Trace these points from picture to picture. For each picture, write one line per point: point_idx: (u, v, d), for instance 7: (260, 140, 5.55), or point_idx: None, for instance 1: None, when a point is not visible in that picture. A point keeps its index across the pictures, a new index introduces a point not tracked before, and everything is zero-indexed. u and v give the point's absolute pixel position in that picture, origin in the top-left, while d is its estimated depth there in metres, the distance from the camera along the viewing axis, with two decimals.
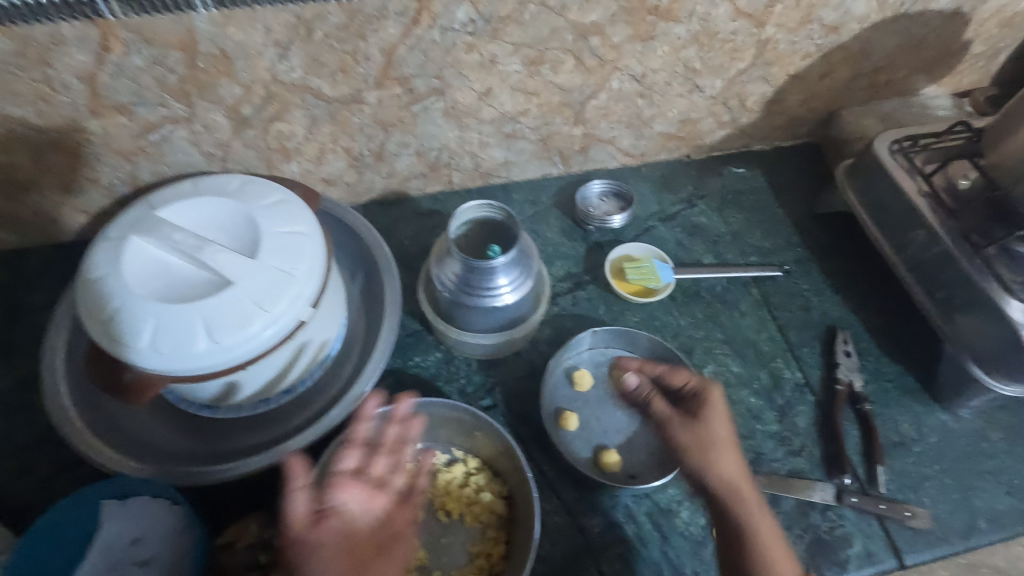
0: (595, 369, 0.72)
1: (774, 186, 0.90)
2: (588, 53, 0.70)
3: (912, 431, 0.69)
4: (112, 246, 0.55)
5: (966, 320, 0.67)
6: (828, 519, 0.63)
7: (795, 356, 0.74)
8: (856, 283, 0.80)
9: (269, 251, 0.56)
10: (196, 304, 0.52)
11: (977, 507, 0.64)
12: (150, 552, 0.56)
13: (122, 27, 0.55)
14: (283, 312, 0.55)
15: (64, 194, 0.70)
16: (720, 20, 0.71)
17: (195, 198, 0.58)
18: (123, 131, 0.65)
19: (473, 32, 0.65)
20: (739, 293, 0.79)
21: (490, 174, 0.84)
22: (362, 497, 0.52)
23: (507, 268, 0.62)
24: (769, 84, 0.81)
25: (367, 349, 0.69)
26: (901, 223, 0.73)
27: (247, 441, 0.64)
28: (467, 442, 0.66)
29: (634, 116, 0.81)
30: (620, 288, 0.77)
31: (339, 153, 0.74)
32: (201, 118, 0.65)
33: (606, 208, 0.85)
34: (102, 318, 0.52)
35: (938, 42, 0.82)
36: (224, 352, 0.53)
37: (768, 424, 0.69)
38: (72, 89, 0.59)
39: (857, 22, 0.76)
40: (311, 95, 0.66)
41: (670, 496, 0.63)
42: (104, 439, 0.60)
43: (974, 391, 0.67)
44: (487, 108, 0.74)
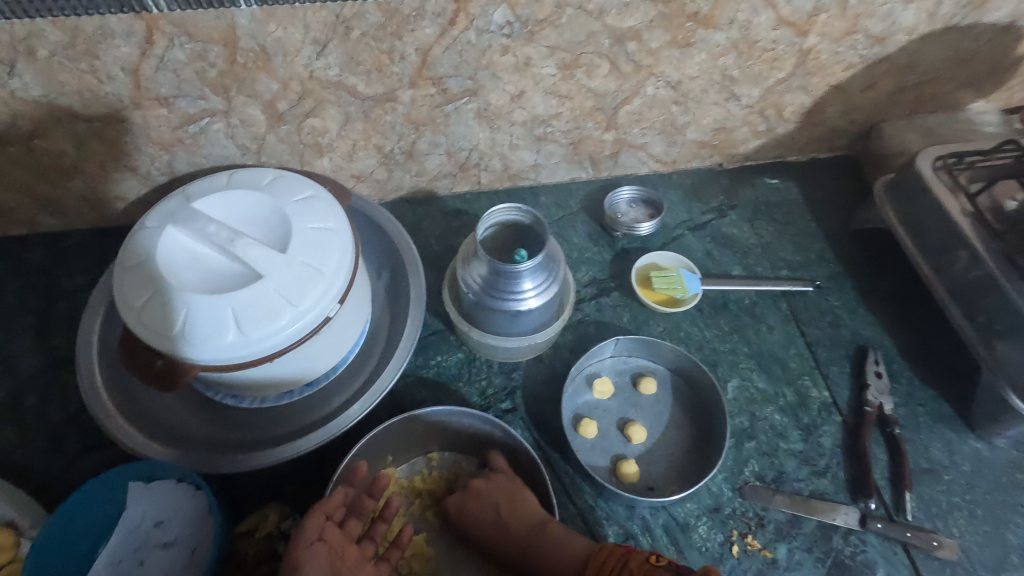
0: (616, 378, 0.71)
1: (808, 198, 0.88)
2: (624, 58, 0.70)
3: (942, 458, 0.67)
4: (148, 235, 0.56)
5: (1006, 348, 0.64)
6: (851, 544, 0.61)
7: (823, 375, 0.72)
8: (890, 302, 0.78)
9: (299, 246, 0.56)
10: (226, 295, 0.53)
11: (1008, 541, 0.62)
12: (172, 535, 0.57)
13: (166, 21, 0.57)
14: (310, 307, 0.55)
15: (103, 180, 0.72)
16: (761, 29, 0.69)
17: (229, 191, 0.59)
18: (163, 123, 0.66)
19: (509, 34, 0.64)
20: (767, 307, 0.77)
21: (518, 176, 0.84)
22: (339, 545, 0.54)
23: (533, 272, 0.62)
24: (809, 95, 0.80)
25: (390, 346, 0.70)
26: (942, 243, 0.71)
27: (269, 432, 0.65)
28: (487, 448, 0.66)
29: (667, 123, 0.79)
30: (646, 296, 0.76)
31: (371, 150, 0.75)
32: (238, 112, 0.67)
33: (635, 214, 0.84)
34: (136, 305, 0.54)
35: (989, 56, 0.79)
36: (251, 344, 0.53)
37: (791, 443, 0.67)
38: (116, 80, 0.61)
39: (904, 33, 0.73)
40: (346, 92, 0.67)
41: (688, 511, 0.63)
42: (132, 422, 0.61)
43: (1011, 420, 0.65)
44: (519, 110, 0.73)
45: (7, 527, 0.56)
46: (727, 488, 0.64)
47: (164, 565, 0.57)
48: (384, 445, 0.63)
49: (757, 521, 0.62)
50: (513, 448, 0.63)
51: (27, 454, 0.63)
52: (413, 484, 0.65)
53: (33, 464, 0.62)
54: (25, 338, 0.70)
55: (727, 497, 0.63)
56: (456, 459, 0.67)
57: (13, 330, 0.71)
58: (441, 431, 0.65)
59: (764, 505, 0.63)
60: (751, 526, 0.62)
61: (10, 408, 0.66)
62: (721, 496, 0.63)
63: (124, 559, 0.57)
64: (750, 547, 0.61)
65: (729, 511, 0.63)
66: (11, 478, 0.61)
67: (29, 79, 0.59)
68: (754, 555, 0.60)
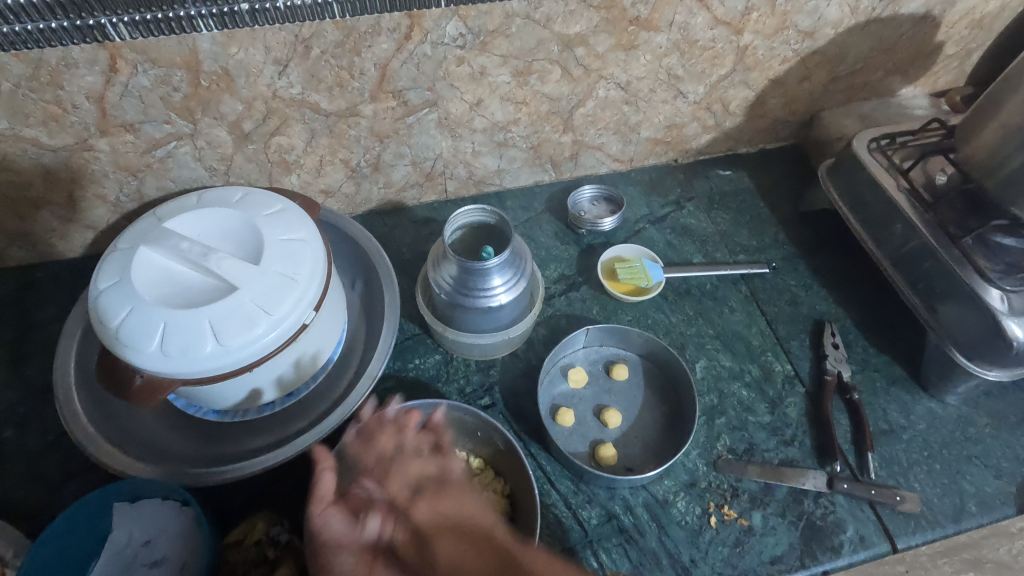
0: (589, 367, 0.74)
1: (760, 186, 0.93)
2: (573, 63, 0.73)
3: (900, 419, 0.71)
4: (121, 256, 0.58)
5: (947, 310, 0.69)
6: (821, 505, 0.64)
7: (785, 350, 0.76)
8: (842, 277, 0.82)
9: (272, 257, 0.58)
10: (202, 308, 0.54)
11: (965, 491, 0.66)
12: (161, 552, 0.57)
13: (129, 49, 0.59)
14: (287, 314, 0.57)
15: (72, 210, 0.72)
16: (699, 29, 0.74)
17: (200, 210, 0.61)
18: (130, 148, 0.67)
19: (463, 45, 0.68)
20: (728, 290, 0.81)
21: (483, 182, 0.87)
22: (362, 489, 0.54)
23: (501, 268, 0.65)
24: (751, 89, 0.85)
25: (368, 352, 0.71)
26: (881, 218, 0.76)
27: (253, 443, 0.65)
28: (470, 444, 0.67)
29: (621, 122, 0.83)
30: (613, 288, 0.79)
31: (338, 165, 0.77)
32: (204, 133, 0.68)
33: (597, 212, 0.88)
34: (113, 325, 0.55)
35: (912, 44, 0.85)
36: (230, 354, 0.55)
37: (759, 415, 0.70)
38: (82, 109, 0.62)
39: (831, 27, 0.79)
40: (309, 110, 0.69)
41: (666, 487, 0.65)
42: (113, 442, 0.61)
43: (959, 377, 0.69)
44: (479, 118, 0.76)
45: None
46: (701, 463, 0.67)
47: None
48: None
49: (732, 491, 0.65)
50: (493, 441, 0.65)
51: (7, 485, 0.63)
52: None
53: (14, 496, 0.62)
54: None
55: (702, 471, 0.66)
56: None
57: None
58: None
59: (737, 476, 0.66)
60: (726, 496, 0.65)
61: None
62: (696, 471, 0.66)
63: None
64: (727, 517, 0.63)
65: (704, 484, 0.65)
66: None
67: None
68: (731, 524, 0.63)
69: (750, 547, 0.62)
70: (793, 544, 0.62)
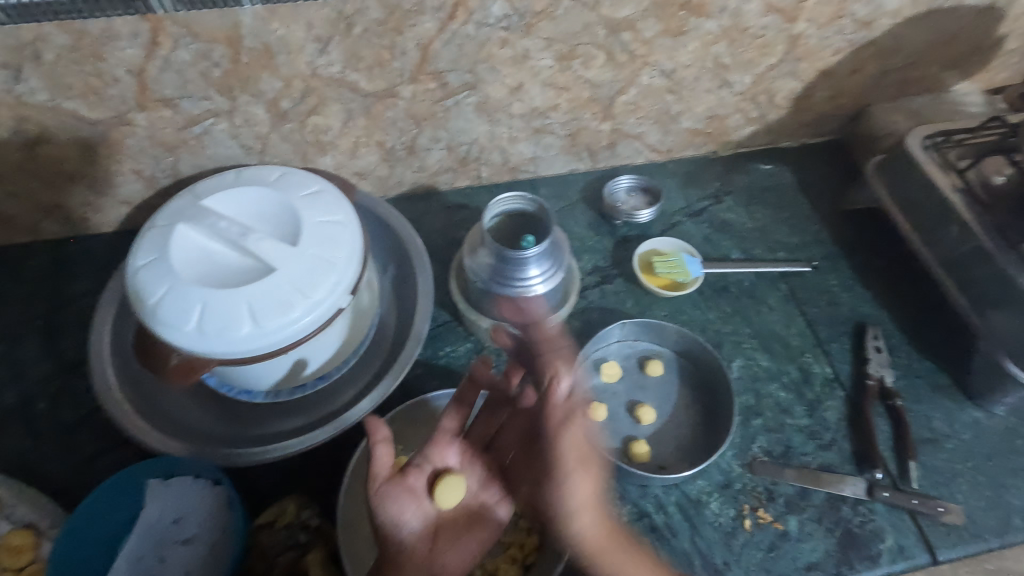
0: (623, 362, 0.72)
1: (801, 182, 0.90)
2: (618, 48, 0.71)
3: (944, 427, 0.68)
4: (159, 233, 0.57)
5: (999, 317, 0.66)
6: (859, 513, 0.63)
7: (824, 352, 0.74)
8: (886, 279, 0.80)
9: (309, 239, 0.57)
10: (239, 288, 0.54)
11: (1011, 504, 0.64)
12: (192, 530, 0.57)
13: (171, 22, 0.57)
14: (323, 298, 0.56)
15: (107, 185, 0.72)
16: (751, 16, 0.71)
17: (238, 188, 0.60)
18: (167, 124, 0.67)
19: (507, 27, 0.66)
20: (766, 288, 0.79)
21: (517, 169, 0.85)
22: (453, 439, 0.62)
23: (539, 259, 0.63)
24: (799, 80, 0.82)
25: (400, 338, 0.70)
26: (934, 218, 0.72)
27: (284, 425, 0.65)
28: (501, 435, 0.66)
29: (662, 111, 0.81)
30: (649, 281, 0.77)
31: (372, 147, 0.76)
32: (241, 111, 0.67)
33: (633, 203, 0.86)
34: (150, 302, 0.54)
35: (971, 37, 0.82)
36: (266, 336, 0.54)
37: (796, 418, 0.69)
38: (121, 83, 0.62)
39: (889, 17, 0.76)
40: (347, 89, 0.68)
41: (699, 488, 0.64)
42: (146, 419, 0.61)
43: (1009, 388, 0.67)
44: (518, 103, 0.75)
45: (27, 530, 0.56)
46: (736, 464, 0.65)
47: (185, 560, 0.57)
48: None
49: (767, 495, 0.63)
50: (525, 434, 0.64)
51: (41, 456, 0.63)
52: None
53: (49, 468, 0.62)
54: (33, 344, 0.71)
55: (737, 473, 0.65)
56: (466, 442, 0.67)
57: (21, 337, 0.71)
58: None
59: (773, 479, 0.64)
60: (761, 500, 0.63)
61: (21, 412, 0.66)
62: (731, 472, 0.65)
63: (144, 556, 0.57)
64: (762, 520, 0.62)
65: (739, 486, 0.64)
66: (27, 480, 0.62)
67: (33, 84, 0.60)
68: (766, 528, 0.61)
69: (785, 552, 0.60)
70: (829, 551, 0.61)
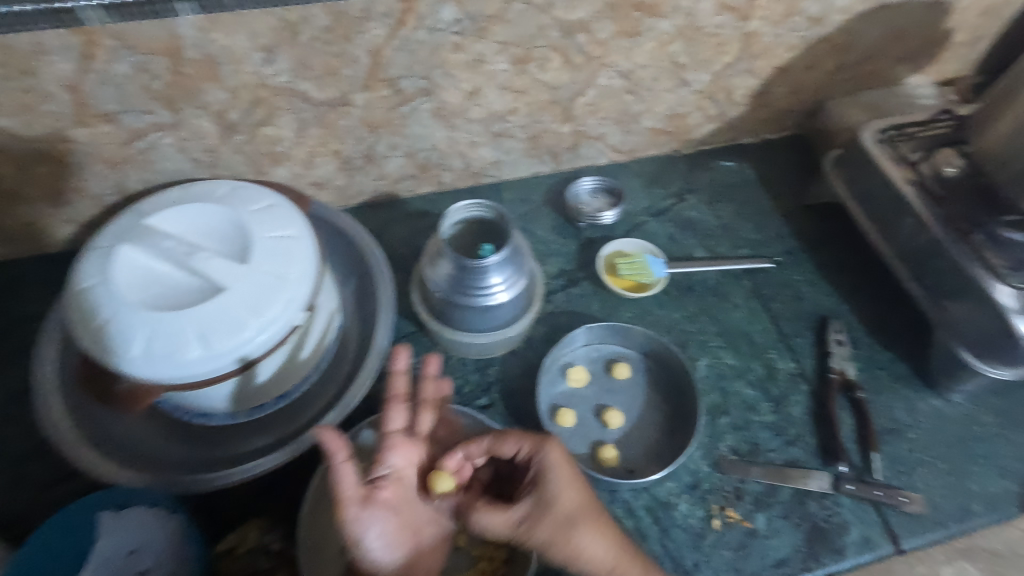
0: (590, 366, 0.72)
1: (763, 178, 0.90)
2: (574, 50, 0.71)
3: (906, 417, 0.70)
4: (100, 255, 0.55)
5: (955, 307, 0.67)
6: (825, 507, 0.63)
7: (789, 347, 0.74)
8: (847, 272, 0.81)
9: (260, 256, 0.56)
10: (186, 310, 0.52)
11: (971, 491, 0.65)
12: (148, 562, 0.55)
13: (105, 34, 0.55)
14: (276, 316, 0.54)
15: (50, 204, 0.69)
16: (705, 15, 0.71)
17: (184, 205, 0.58)
18: (110, 140, 0.64)
19: (459, 31, 0.65)
20: (731, 285, 0.79)
21: (480, 174, 0.84)
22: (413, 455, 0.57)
23: (500, 266, 0.62)
24: (756, 77, 0.82)
25: (363, 351, 0.69)
26: (891, 211, 0.73)
27: (245, 447, 0.63)
28: None
29: (622, 112, 0.81)
30: (614, 284, 0.77)
31: (329, 156, 0.74)
32: (188, 124, 0.65)
33: (597, 204, 0.85)
34: (93, 328, 0.52)
35: (921, 31, 0.83)
36: (217, 358, 0.52)
37: (763, 415, 0.69)
38: (56, 98, 0.59)
39: (840, 13, 0.76)
40: (298, 99, 0.66)
41: (668, 490, 0.64)
42: (97, 447, 0.59)
43: (966, 376, 0.68)
44: (475, 107, 0.74)
45: None
46: (704, 464, 0.65)
47: None
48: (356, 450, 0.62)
49: (735, 493, 0.64)
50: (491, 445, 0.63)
51: None
52: None
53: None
54: None
55: (705, 473, 0.65)
56: None
57: None
58: None
59: (741, 478, 0.64)
60: (729, 498, 0.63)
61: None
62: (699, 473, 0.65)
63: None
64: (730, 520, 0.62)
65: (707, 486, 0.64)
66: None
67: None
68: (734, 527, 0.62)
69: (754, 550, 0.61)
70: (797, 547, 0.61)
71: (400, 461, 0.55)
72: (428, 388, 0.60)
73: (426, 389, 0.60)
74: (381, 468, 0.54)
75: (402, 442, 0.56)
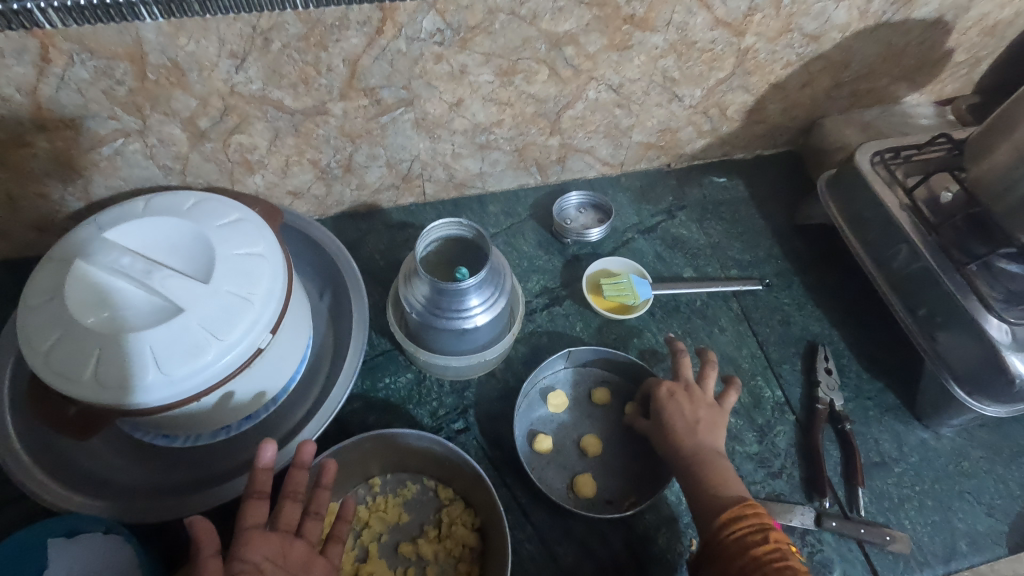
0: (571, 390, 0.70)
1: (755, 195, 0.88)
2: (562, 63, 0.68)
3: (893, 451, 0.68)
4: (53, 270, 0.52)
5: (947, 339, 0.66)
6: (808, 544, 0.61)
7: (775, 374, 0.72)
8: (838, 297, 0.79)
9: (223, 275, 0.53)
10: (141, 333, 0.49)
11: (957, 529, 0.63)
12: None
13: (62, 38, 0.52)
14: (238, 340, 0.52)
15: (11, 209, 0.66)
16: (698, 30, 0.69)
17: (145, 218, 0.55)
18: (72, 145, 0.61)
19: (441, 42, 0.62)
20: (718, 307, 0.77)
21: (464, 185, 0.81)
22: (276, 549, 0.48)
23: (477, 289, 0.60)
24: (750, 94, 0.80)
25: (335, 370, 0.66)
26: (884, 237, 0.71)
27: (208, 471, 0.61)
28: (439, 474, 0.63)
29: (611, 125, 0.78)
30: (598, 304, 0.75)
31: (305, 166, 0.71)
32: (155, 131, 0.62)
33: (584, 220, 0.83)
34: (42, 349, 0.49)
35: (920, 50, 0.81)
36: (172, 384, 0.50)
37: (747, 445, 0.67)
38: (12, 102, 0.56)
39: (838, 31, 0.74)
40: (272, 107, 0.63)
41: (647, 522, 0.61)
42: (51, 471, 0.57)
43: (955, 410, 0.66)
44: (459, 118, 0.71)
45: None
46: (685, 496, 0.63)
47: None
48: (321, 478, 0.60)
49: None
50: (462, 472, 0.61)
51: None
52: (360, 517, 0.61)
53: None
54: None
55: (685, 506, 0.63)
56: (401, 482, 0.64)
57: None
58: (389, 455, 0.62)
59: None
60: None
61: None
62: (679, 505, 0.63)
63: None
64: None
65: (687, 520, 0.62)
66: None
67: None
68: None
69: None
70: None
71: (257, 554, 0.47)
72: (299, 475, 0.53)
73: (295, 477, 0.53)
74: (234, 566, 0.45)
75: (263, 536, 0.48)
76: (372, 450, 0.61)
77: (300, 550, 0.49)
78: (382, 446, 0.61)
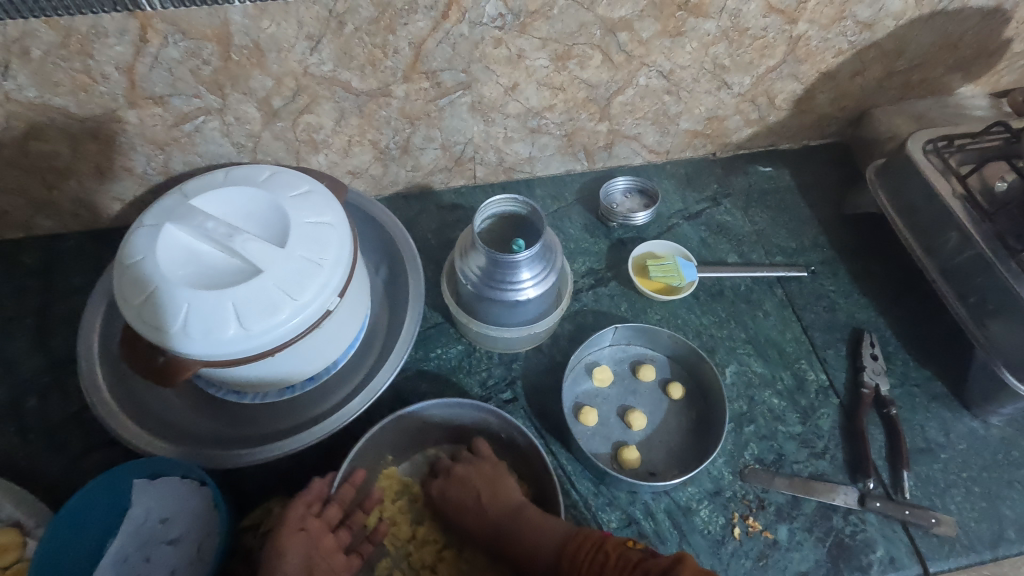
0: (615, 366, 0.72)
1: (801, 185, 0.89)
2: (616, 48, 0.70)
3: (939, 437, 0.68)
4: (145, 233, 0.56)
5: (998, 327, 0.65)
6: (851, 523, 0.62)
7: (819, 358, 0.73)
8: (884, 286, 0.79)
9: (297, 241, 0.57)
10: (225, 289, 0.53)
11: (1005, 516, 0.63)
12: (178, 531, 0.58)
13: (160, 19, 0.57)
14: (310, 300, 0.55)
15: (99, 182, 0.72)
16: (751, 16, 0.70)
17: (226, 187, 0.60)
18: (158, 121, 0.66)
19: (502, 26, 0.65)
20: (763, 293, 0.78)
21: (513, 169, 0.84)
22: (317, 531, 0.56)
23: (530, 262, 0.62)
24: (800, 82, 0.80)
25: (390, 339, 0.70)
26: (935, 224, 0.71)
27: (271, 428, 0.65)
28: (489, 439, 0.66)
29: (660, 112, 0.80)
30: (643, 285, 0.77)
31: (366, 146, 0.75)
32: (233, 109, 0.67)
33: (630, 205, 0.85)
34: (137, 302, 0.54)
35: (976, 40, 0.80)
36: (252, 338, 0.54)
37: (790, 426, 0.68)
38: (111, 80, 0.61)
39: (892, 19, 0.74)
40: (340, 88, 0.67)
41: (689, 495, 0.63)
42: (134, 419, 0.61)
43: (1005, 398, 0.66)
44: (513, 102, 0.74)
45: (13, 528, 0.57)
46: (727, 471, 0.65)
47: (171, 562, 0.57)
48: (390, 443, 0.64)
49: (758, 503, 0.63)
50: (511, 436, 0.64)
51: (30, 455, 0.63)
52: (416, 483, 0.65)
53: (36, 466, 0.63)
54: (24, 341, 0.71)
55: (728, 480, 0.64)
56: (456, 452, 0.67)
57: (12, 333, 0.71)
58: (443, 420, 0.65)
59: (765, 487, 0.64)
60: (752, 507, 0.63)
61: (11, 410, 0.66)
62: (722, 480, 0.64)
63: (130, 557, 0.57)
64: (752, 529, 0.61)
65: (729, 494, 0.63)
66: (15, 480, 0.62)
67: (22, 80, 0.59)
68: (756, 537, 0.61)
69: (774, 561, 0.60)
70: (819, 561, 0.60)
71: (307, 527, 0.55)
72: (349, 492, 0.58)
73: (344, 492, 0.58)
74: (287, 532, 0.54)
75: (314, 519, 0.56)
76: (437, 422, 0.65)
77: (330, 541, 0.56)
78: (444, 416, 0.64)
